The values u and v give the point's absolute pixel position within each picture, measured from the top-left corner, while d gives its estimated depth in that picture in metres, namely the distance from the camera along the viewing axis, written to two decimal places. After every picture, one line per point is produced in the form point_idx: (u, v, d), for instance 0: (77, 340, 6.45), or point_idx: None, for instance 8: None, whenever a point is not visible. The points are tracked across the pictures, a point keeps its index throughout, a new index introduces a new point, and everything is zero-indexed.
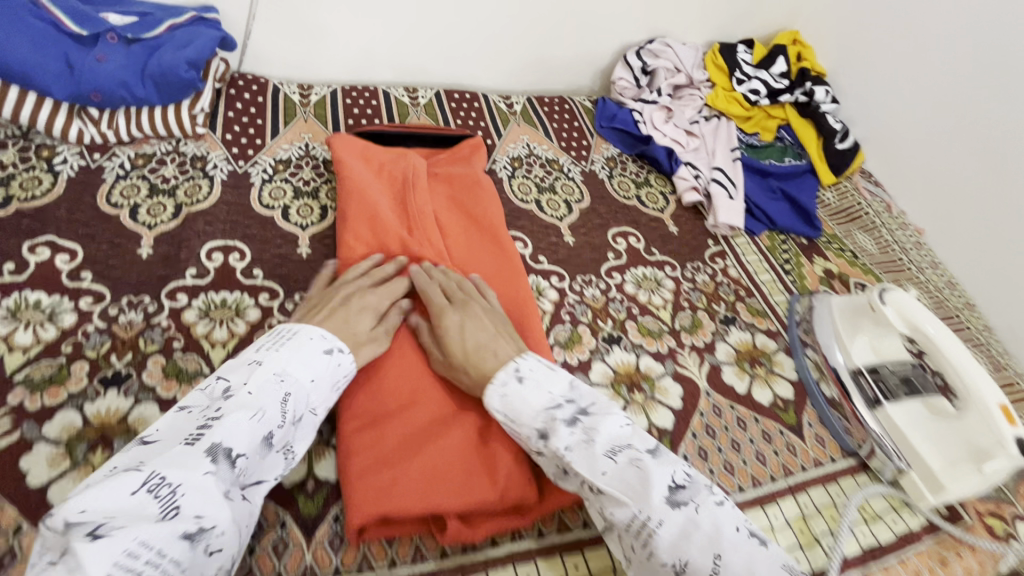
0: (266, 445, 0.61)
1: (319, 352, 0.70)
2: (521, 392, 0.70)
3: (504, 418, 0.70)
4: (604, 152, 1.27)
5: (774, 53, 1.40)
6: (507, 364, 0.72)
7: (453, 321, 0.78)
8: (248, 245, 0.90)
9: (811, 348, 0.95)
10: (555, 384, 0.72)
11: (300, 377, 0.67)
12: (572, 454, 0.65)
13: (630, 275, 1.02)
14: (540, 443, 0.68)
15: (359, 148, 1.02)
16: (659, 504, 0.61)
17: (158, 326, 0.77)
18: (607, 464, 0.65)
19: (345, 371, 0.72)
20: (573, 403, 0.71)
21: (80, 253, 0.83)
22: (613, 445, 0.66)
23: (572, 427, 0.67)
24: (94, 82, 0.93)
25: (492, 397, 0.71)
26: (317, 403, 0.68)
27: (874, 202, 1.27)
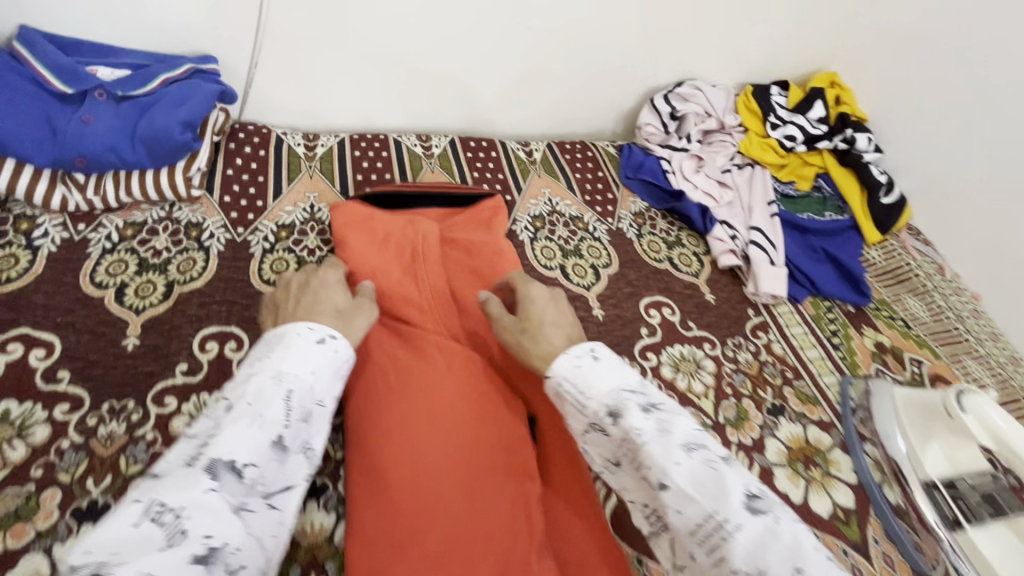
0: (280, 447, 0.55)
1: (311, 342, 0.63)
2: (596, 369, 0.61)
3: (570, 392, 0.61)
4: (631, 206, 1.18)
5: (811, 96, 1.30)
6: (583, 343, 0.65)
7: (538, 292, 0.77)
8: (247, 331, 0.81)
9: (870, 443, 0.86)
10: (630, 373, 0.61)
11: (298, 371, 0.60)
12: (646, 437, 0.54)
13: (666, 356, 0.92)
14: (608, 422, 0.57)
15: (363, 217, 0.94)
16: (735, 507, 0.49)
17: (143, 440, 0.68)
18: (682, 457, 0.52)
19: (346, 356, 0.66)
20: (647, 392, 0.59)
21: (57, 347, 0.74)
22: (689, 440, 0.54)
23: (647, 413, 0.56)
24: (79, 146, 0.84)
25: (559, 366, 0.63)
26: (324, 394, 0.62)
27: (925, 262, 1.17)
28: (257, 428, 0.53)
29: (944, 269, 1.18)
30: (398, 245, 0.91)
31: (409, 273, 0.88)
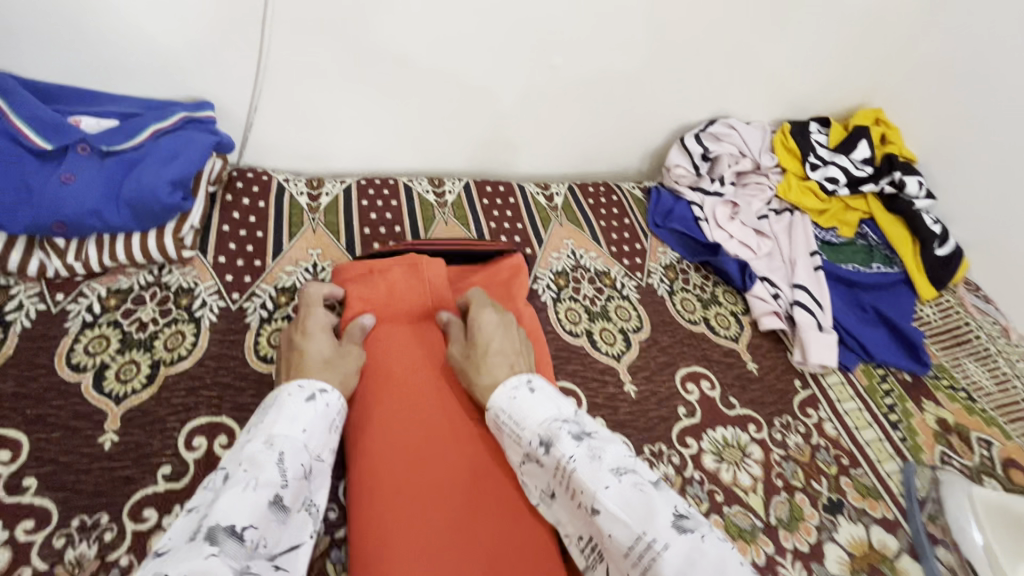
0: (280, 506, 0.53)
1: (300, 402, 0.63)
2: (531, 401, 0.66)
3: (509, 424, 0.66)
4: (660, 258, 1.08)
5: (854, 135, 1.20)
6: (519, 376, 0.70)
7: (488, 319, 0.77)
8: (239, 422, 0.72)
9: (943, 546, 0.76)
10: (564, 404, 0.66)
11: (289, 431, 0.60)
12: (576, 462, 0.57)
13: (708, 441, 0.82)
14: (541, 452, 0.62)
15: (369, 284, 0.86)
16: (663, 526, 0.51)
17: (116, 566, 0.59)
18: (612, 480, 0.56)
19: (337, 409, 0.67)
20: (579, 422, 0.63)
21: (25, 446, 0.65)
22: (619, 465, 0.58)
23: (579, 440, 0.60)
24: (57, 210, 0.76)
25: (499, 397, 0.68)
26: (320, 449, 0.63)
27: (986, 322, 1.07)
28: (253, 490, 0.52)
29: (1008, 330, 1.07)
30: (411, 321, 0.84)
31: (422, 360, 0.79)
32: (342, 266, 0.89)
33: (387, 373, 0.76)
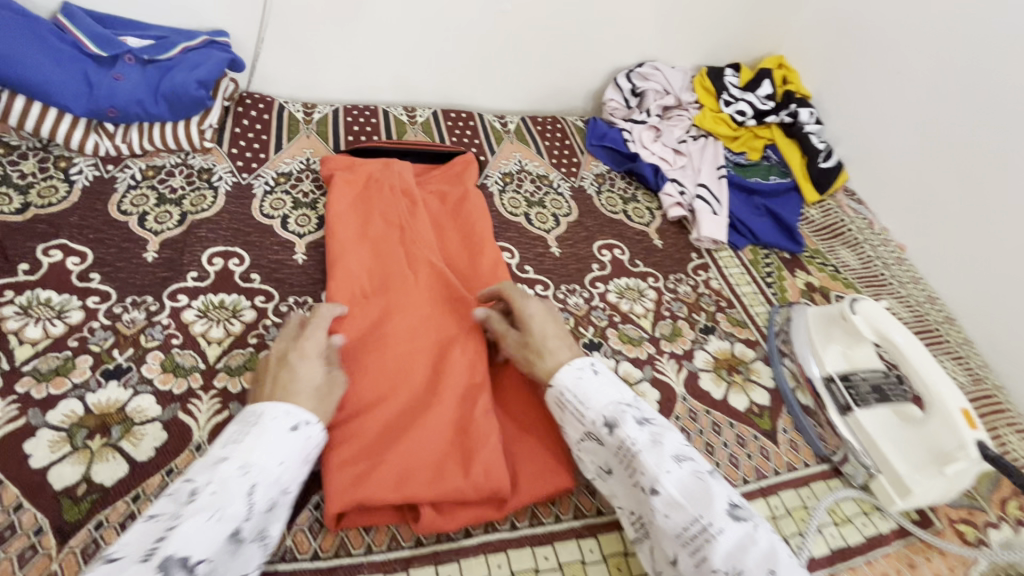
0: (236, 538, 0.56)
1: (286, 430, 0.62)
2: (594, 382, 0.72)
3: (573, 402, 0.71)
4: (593, 169, 1.32)
5: (760, 76, 1.44)
6: (583, 358, 0.75)
7: (532, 309, 0.80)
8: (247, 251, 0.95)
9: (788, 358, 0.97)
10: (622, 390, 0.73)
11: (265, 463, 0.59)
12: (641, 446, 0.65)
13: (613, 285, 1.05)
14: (604, 431, 0.69)
15: (349, 167, 1.08)
16: (718, 513, 0.61)
17: (159, 324, 0.82)
18: (673, 466, 0.64)
19: (317, 442, 0.65)
20: (637, 407, 0.70)
21: (90, 255, 0.88)
22: (678, 453, 0.66)
23: (642, 425, 0.68)
24: (112, 100, 1.00)
25: (563, 377, 0.72)
26: (291, 483, 0.62)
27: (857, 219, 1.32)
28: (213, 524, 0.54)
29: (874, 224, 1.33)
30: (387, 198, 1.02)
31: (403, 248, 0.94)
32: (329, 154, 1.13)
33: (373, 244, 0.95)
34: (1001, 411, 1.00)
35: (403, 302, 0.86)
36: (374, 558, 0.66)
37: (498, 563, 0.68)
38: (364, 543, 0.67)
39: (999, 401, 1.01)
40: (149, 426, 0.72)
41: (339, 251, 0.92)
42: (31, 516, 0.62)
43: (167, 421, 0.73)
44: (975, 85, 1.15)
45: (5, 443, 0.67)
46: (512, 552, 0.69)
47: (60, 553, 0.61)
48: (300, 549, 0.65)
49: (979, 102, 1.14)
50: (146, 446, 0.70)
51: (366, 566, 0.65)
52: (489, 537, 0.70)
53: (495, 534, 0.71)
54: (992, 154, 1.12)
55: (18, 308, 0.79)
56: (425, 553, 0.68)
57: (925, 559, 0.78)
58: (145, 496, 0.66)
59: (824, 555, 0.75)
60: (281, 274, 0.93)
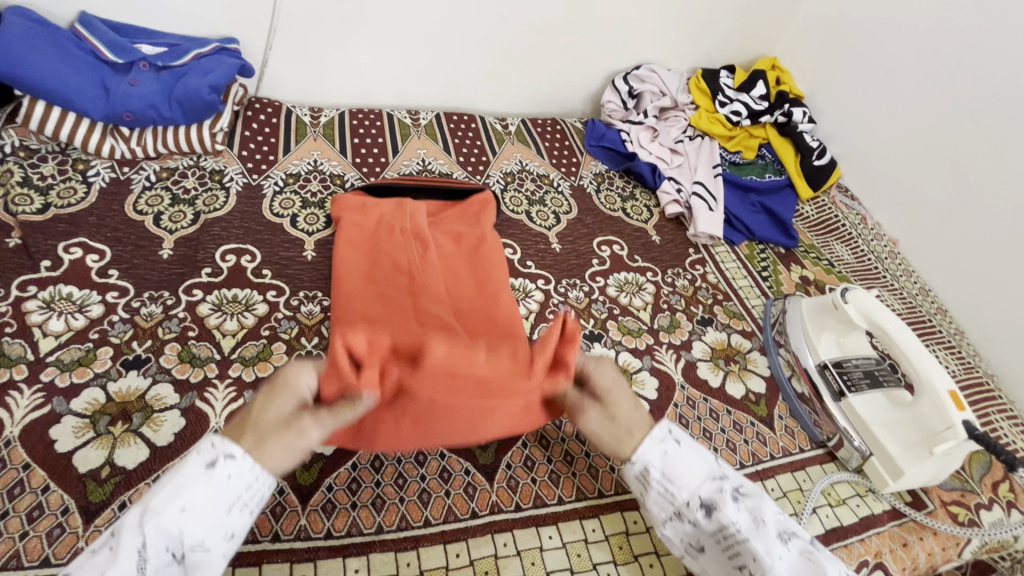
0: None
1: (194, 471, 0.55)
2: (682, 456, 0.68)
3: (663, 481, 0.67)
4: (592, 168, 1.36)
5: (754, 77, 1.47)
6: (662, 424, 0.70)
7: (608, 374, 0.72)
8: (258, 248, 0.98)
9: (784, 348, 0.99)
10: (707, 455, 0.69)
11: (162, 510, 0.53)
12: (746, 530, 0.63)
13: (613, 279, 1.08)
14: (701, 515, 0.66)
15: (358, 203, 1.04)
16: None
17: (176, 317, 0.85)
18: (782, 550, 0.63)
19: (244, 482, 0.57)
20: (728, 478, 0.67)
21: (108, 253, 0.91)
22: (781, 529, 0.65)
23: (739, 502, 0.65)
24: (127, 104, 1.03)
25: (647, 453, 0.67)
26: (207, 535, 0.54)
27: (851, 214, 1.37)
28: None
29: (868, 219, 1.37)
30: (398, 241, 0.96)
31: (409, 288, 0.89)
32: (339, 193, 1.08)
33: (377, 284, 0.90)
34: (992, 397, 1.02)
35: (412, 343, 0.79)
36: (386, 537, 0.69)
37: (503, 541, 0.71)
38: (375, 522, 0.70)
39: (990, 389, 1.04)
40: (168, 413, 0.75)
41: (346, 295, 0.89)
42: (58, 497, 0.65)
43: (185, 409, 0.76)
44: (962, 83, 1.18)
45: (32, 429, 0.70)
46: (517, 531, 0.72)
47: (86, 531, 0.64)
48: (314, 527, 0.68)
49: (967, 99, 1.17)
50: (166, 432, 0.73)
51: (377, 544, 0.68)
52: (495, 517, 0.73)
53: (501, 515, 0.74)
54: (981, 149, 1.15)
55: (41, 302, 0.82)
56: (434, 532, 0.70)
57: (917, 538, 0.80)
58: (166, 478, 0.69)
59: (820, 534, 0.78)
60: (291, 270, 0.96)
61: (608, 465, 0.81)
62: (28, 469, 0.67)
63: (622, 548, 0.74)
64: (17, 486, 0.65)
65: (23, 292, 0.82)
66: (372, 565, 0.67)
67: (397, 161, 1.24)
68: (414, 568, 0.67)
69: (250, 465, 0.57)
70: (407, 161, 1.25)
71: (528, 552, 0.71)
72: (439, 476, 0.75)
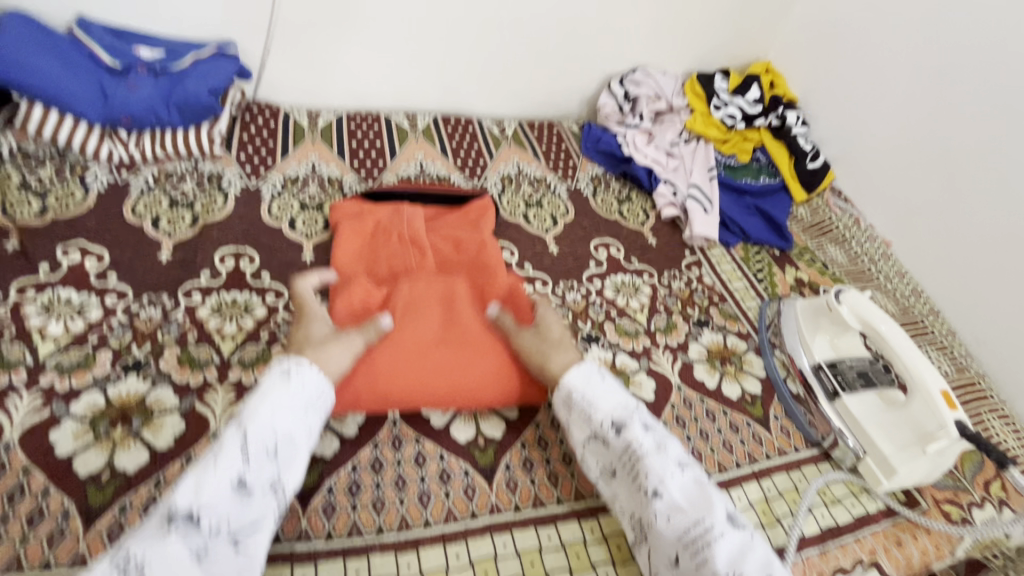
0: (239, 484, 0.61)
1: (278, 384, 0.69)
2: (603, 387, 0.77)
3: (583, 402, 0.76)
4: (588, 171, 1.37)
5: (748, 81, 1.48)
6: (588, 363, 0.80)
7: (552, 313, 0.89)
8: (257, 251, 0.99)
9: (779, 348, 1.00)
10: (630, 396, 0.78)
11: (256, 412, 0.66)
12: (649, 451, 0.70)
13: (610, 282, 1.09)
14: (612, 434, 0.73)
15: (358, 212, 1.03)
16: (720, 517, 0.66)
17: (175, 321, 0.85)
18: (677, 472, 0.70)
19: (315, 388, 0.71)
20: (642, 413, 0.76)
21: (107, 257, 0.91)
22: (680, 460, 0.72)
23: (648, 430, 0.73)
24: (126, 107, 1.04)
25: (573, 379, 0.77)
26: (293, 430, 0.66)
27: (844, 216, 1.38)
28: (213, 474, 0.60)
29: (862, 221, 1.38)
30: (396, 249, 0.97)
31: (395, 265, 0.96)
32: (337, 203, 1.06)
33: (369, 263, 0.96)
34: (984, 397, 1.04)
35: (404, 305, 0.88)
36: (386, 538, 0.69)
37: (503, 541, 0.72)
38: (375, 524, 0.70)
39: (982, 389, 1.05)
40: (168, 416, 0.75)
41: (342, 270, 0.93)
42: (58, 501, 0.65)
43: (185, 412, 0.76)
44: (953, 87, 1.19)
45: (32, 432, 0.70)
46: (516, 531, 0.73)
47: (87, 536, 0.64)
48: (314, 529, 0.68)
49: (958, 104, 1.19)
50: (165, 435, 0.73)
51: (378, 545, 0.69)
52: (494, 518, 0.74)
53: (501, 515, 0.74)
54: (972, 152, 1.17)
55: (40, 306, 0.82)
56: (434, 533, 0.71)
57: (911, 536, 0.82)
58: (166, 482, 0.70)
59: (815, 533, 0.79)
60: (290, 273, 0.97)
61: None
62: (28, 473, 0.67)
63: (620, 548, 0.75)
64: (17, 490, 0.65)
65: (22, 296, 0.83)
66: (373, 566, 0.67)
67: (395, 164, 1.25)
68: (414, 569, 0.68)
69: (315, 375, 0.71)
70: (405, 165, 1.25)
71: (527, 553, 0.72)
72: (439, 477, 0.76)
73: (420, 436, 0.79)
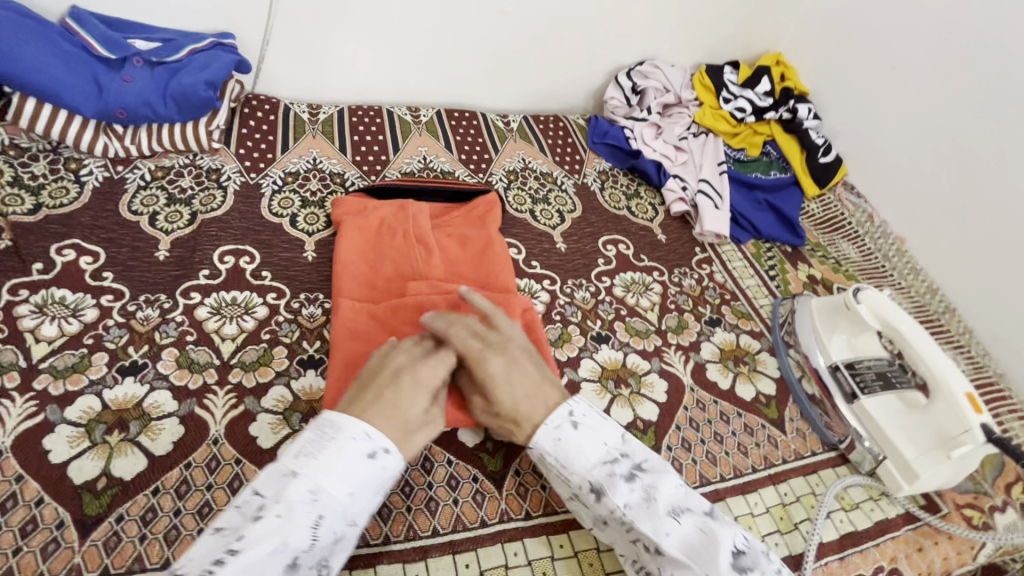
0: (292, 567, 0.56)
1: (366, 463, 0.60)
2: (577, 440, 0.67)
3: (556, 464, 0.67)
4: (596, 166, 1.34)
5: (758, 73, 1.43)
6: (560, 409, 0.69)
7: (495, 366, 0.71)
8: (257, 249, 0.96)
9: (794, 348, 0.98)
10: (609, 435, 0.69)
11: (335, 491, 0.58)
12: (634, 513, 0.64)
13: (619, 279, 1.07)
14: (592, 497, 0.66)
15: (360, 209, 1.00)
16: (725, 570, 0.60)
17: (173, 321, 0.83)
18: (671, 525, 0.63)
19: (391, 474, 0.63)
20: (627, 457, 0.67)
21: (102, 255, 0.88)
22: (674, 505, 0.65)
23: (631, 483, 0.65)
24: (120, 100, 1.00)
25: (541, 442, 0.67)
26: (356, 513, 0.60)
27: (857, 213, 1.37)
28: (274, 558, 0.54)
29: (874, 217, 1.36)
30: (401, 247, 0.94)
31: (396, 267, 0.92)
32: (338, 199, 1.03)
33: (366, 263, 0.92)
34: (1003, 398, 1.01)
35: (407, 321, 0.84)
36: (393, 547, 0.67)
37: (514, 551, 0.70)
38: (382, 533, 0.68)
39: (1001, 389, 1.03)
40: (166, 420, 0.73)
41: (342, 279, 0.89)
42: (53, 511, 0.63)
43: (184, 416, 0.74)
44: (970, 81, 1.16)
45: (25, 439, 0.67)
46: (528, 540, 0.71)
47: (82, 546, 0.62)
48: None
49: (974, 97, 1.16)
50: (164, 441, 0.71)
51: (385, 555, 0.66)
52: (505, 526, 0.72)
53: (511, 523, 0.72)
54: (991, 146, 1.14)
55: (33, 307, 0.79)
56: (442, 542, 0.69)
57: (932, 542, 0.79)
58: (165, 489, 0.67)
59: (834, 539, 0.77)
60: (291, 271, 0.94)
61: None
62: (21, 481, 0.64)
63: None
64: (9, 499, 0.63)
65: (15, 296, 0.80)
66: None
67: (398, 159, 1.22)
68: None
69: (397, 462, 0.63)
70: (408, 159, 1.22)
71: (539, 562, 0.69)
72: (447, 483, 0.74)
73: (427, 441, 0.77)
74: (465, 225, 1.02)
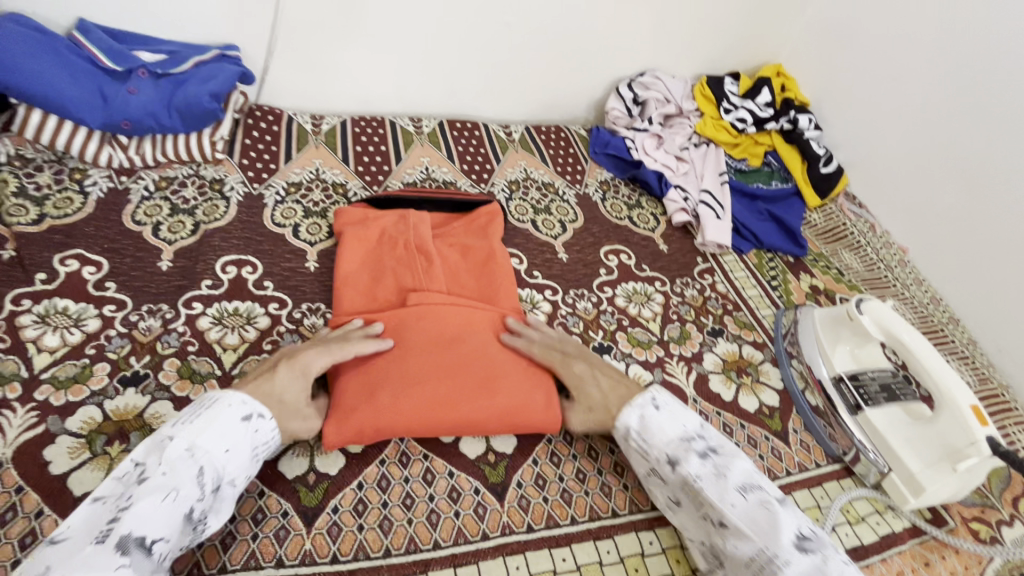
0: (187, 520, 0.59)
1: (237, 422, 0.66)
2: (658, 419, 0.77)
3: (639, 439, 0.76)
4: (597, 176, 1.34)
5: (759, 84, 1.45)
6: (644, 393, 0.80)
7: (580, 369, 0.83)
8: (260, 259, 0.96)
9: (796, 359, 0.97)
10: (688, 419, 0.77)
11: (212, 449, 0.63)
12: (703, 480, 0.70)
13: (621, 289, 1.07)
14: (667, 469, 0.73)
15: (360, 218, 1.01)
16: (786, 546, 0.63)
17: (175, 332, 0.83)
18: (737, 499, 0.68)
19: (267, 437, 0.69)
20: (704, 439, 0.75)
21: (105, 265, 0.88)
22: (744, 483, 0.69)
23: (703, 459, 0.72)
24: (125, 112, 1.00)
25: (628, 417, 0.78)
26: (237, 472, 0.65)
27: (859, 223, 1.36)
28: (170, 502, 0.58)
29: (876, 228, 1.36)
30: (402, 257, 0.94)
31: (396, 277, 0.91)
32: (339, 209, 1.04)
33: (368, 277, 0.92)
34: (1008, 410, 1.01)
35: (407, 326, 0.82)
36: (394, 561, 0.66)
37: (515, 565, 0.69)
38: (382, 546, 0.67)
39: (1005, 400, 1.02)
40: None
41: (344, 289, 0.90)
42: (52, 523, 0.63)
43: None
44: (972, 94, 1.17)
45: (25, 449, 0.67)
46: (529, 553, 0.70)
47: None
48: (319, 551, 0.66)
49: (975, 111, 1.17)
50: None
51: (385, 568, 0.66)
52: (506, 539, 0.71)
53: (513, 536, 0.71)
54: (993, 159, 1.14)
55: (36, 317, 0.80)
56: (443, 556, 0.68)
57: (939, 556, 0.79)
58: None
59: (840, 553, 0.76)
60: (294, 282, 0.94)
61: (620, 483, 0.80)
62: (20, 492, 0.64)
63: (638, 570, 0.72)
64: (9, 511, 0.63)
65: (17, 307, 0.80)
66: None
67: (400, 169, 1.22)
68: None
69: (271, 430, 0.69)
70: (410, 170, 1.23)
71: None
72: (448, 496, 0.73)
73: (429, 452, 0.77)
74: (462, 235, 1.02)
